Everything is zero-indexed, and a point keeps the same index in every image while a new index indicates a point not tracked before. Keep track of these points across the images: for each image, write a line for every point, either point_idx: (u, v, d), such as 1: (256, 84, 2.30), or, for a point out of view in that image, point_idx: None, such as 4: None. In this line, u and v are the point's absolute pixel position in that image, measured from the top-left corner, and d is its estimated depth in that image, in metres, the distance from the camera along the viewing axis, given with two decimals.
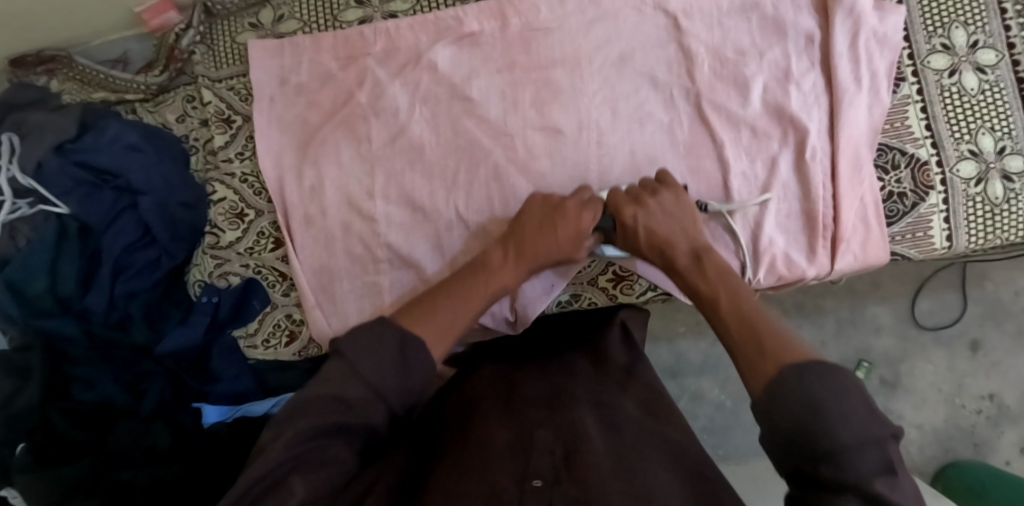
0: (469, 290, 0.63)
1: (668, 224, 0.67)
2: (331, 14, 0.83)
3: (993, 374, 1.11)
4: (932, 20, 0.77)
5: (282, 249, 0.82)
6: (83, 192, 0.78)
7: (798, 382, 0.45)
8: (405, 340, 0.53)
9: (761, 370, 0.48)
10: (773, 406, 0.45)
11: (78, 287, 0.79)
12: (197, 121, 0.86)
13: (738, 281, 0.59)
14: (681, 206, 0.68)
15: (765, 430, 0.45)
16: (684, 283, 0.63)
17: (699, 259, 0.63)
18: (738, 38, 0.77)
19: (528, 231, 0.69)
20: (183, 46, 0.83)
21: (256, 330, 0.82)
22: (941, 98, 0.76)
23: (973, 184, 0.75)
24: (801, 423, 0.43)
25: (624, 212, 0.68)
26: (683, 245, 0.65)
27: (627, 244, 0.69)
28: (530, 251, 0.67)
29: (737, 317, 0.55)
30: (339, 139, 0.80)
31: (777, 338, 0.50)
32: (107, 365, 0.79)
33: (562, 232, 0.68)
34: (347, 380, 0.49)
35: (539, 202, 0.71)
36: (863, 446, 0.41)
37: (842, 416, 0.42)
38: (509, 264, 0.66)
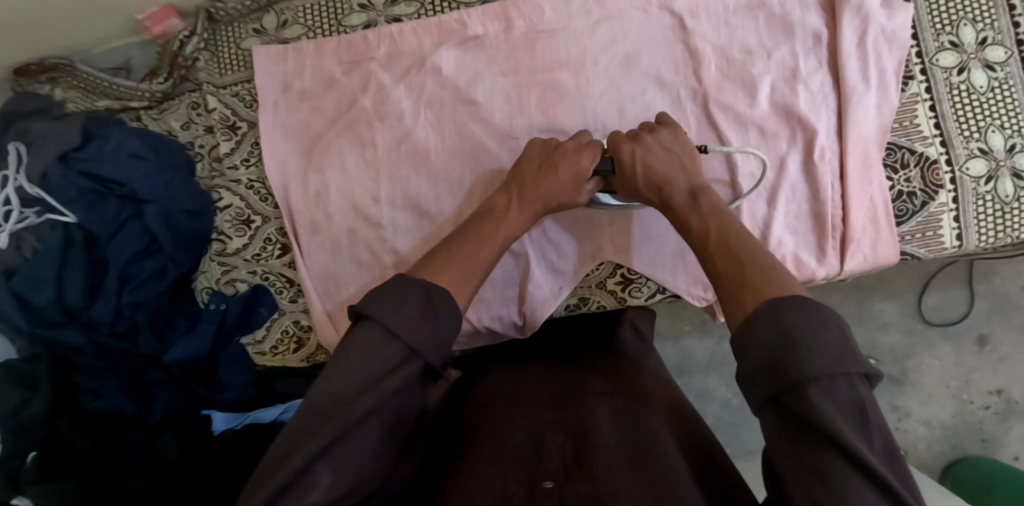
0: (480, 235, 0.64)
1: (666, 160, 0.66)
2: (334, 19, 0.83)
3: (1001, 370, 1.10)
4: (940, 17, 0.76)
5: (289, 256, 0.81)
6: (88, 201, 0.79)
7: (773, 316, 0.45)
8: (427, 298, 0.53)
9: (740, 304, 0.48)
10: (746, 336, 0.45)
11: (83, 297, 0.78)
12: (202, 128, 0.85)
13: (732, 217, 0.58)
14: (680, 144, 0.68)
15: (739, 361, 0.45)
16: (677, 220, 0.62)
17: (694, 197, 0.61)
18: (745, 37, 0.77)
19: (529, 174, 0.70)
20: (187, 53, 0.84)
21: (263, 338, 0.82)
22: (950, 96, 0.75)
23: (983, 182, 0.75)
24: (774, 353, 0.43)
25: (622, 149, 0.67)
26: (681, 183, 0.64)
27: (625, 185, 0.68)
28: (532, 195, 0.68)
29: (724, 253, 0.54)
30: (344, 145, 0.80)
31: (764, 275, 0.49)
32: (116, 375, 0.80)
33: (562, 172, 0.69)
34: (376, 338, 0.49)
35: (539, 146, 0.73)
36: (833, 381, 0.41)
37: (813, 348, 0.42)
38: (512, 210, 0.67)
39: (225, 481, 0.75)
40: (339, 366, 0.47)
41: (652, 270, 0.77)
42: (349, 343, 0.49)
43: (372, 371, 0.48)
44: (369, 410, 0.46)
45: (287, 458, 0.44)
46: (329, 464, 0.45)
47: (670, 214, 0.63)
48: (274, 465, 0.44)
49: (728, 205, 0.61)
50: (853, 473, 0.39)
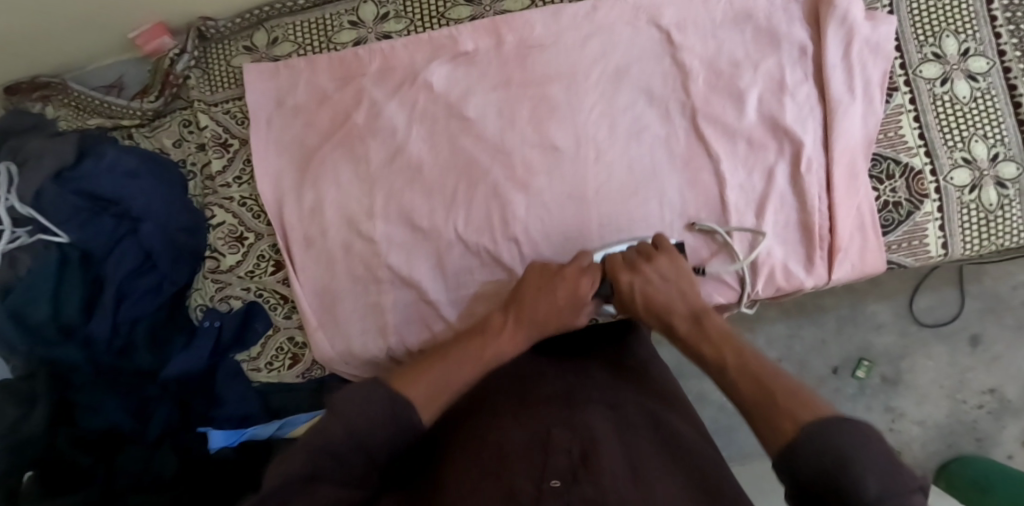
0: (465, 357, 0.61)
1: (666, 290, 0.66)
2: (325, 36, 0.83)
3: (994, 369, 1.12)
4: (923, 29, 0.77)
5: (283, 272, 0.82)
6: (83, 219, 0.79)
7: (819, 438, 0.45)
8: (396, 397, 0.52)
9: (780, 429, 0.49)
10: (797, 462, 0.46)
11: (81, 313, 0.79)
12: (194, 145, 0.85)
13: (743, 343, 0.59)
14: (677, 271, 0.68)
15: (795, 491, 0.45)
16: (686, 348, 0.63)
17: (699, 322, 0.62)
18: (732, 50, 0.77)
19: (525, 297, 0.68)
20: (179, 71, 0.83)
21: (259, 354, 0.83)
22: (934, 106, 0.77)
23: (967, 191, 0.76)
24: (830, 476, 0.43)
25: (620, 278, 0.68)
26: (682, 308, 0.65)
27: (626, 308, 0.69)
28: (529, 316, 0.66)
29: (749, 380, 0.55)
30: (338, 160, 0.80)
31: (794, 397, 0.50)
32: (113, 391, 0.78)
33: (560, 294, 0.67)
34: (332, 423, 0.48)
35: (536, 271, 0.70)
36: (893, 495, 0.41)
37: (867, 467, 0.42)
38: (506, 328, 0.65)
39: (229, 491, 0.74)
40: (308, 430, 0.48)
41: None
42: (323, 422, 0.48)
43: (356, 427, 0.48)
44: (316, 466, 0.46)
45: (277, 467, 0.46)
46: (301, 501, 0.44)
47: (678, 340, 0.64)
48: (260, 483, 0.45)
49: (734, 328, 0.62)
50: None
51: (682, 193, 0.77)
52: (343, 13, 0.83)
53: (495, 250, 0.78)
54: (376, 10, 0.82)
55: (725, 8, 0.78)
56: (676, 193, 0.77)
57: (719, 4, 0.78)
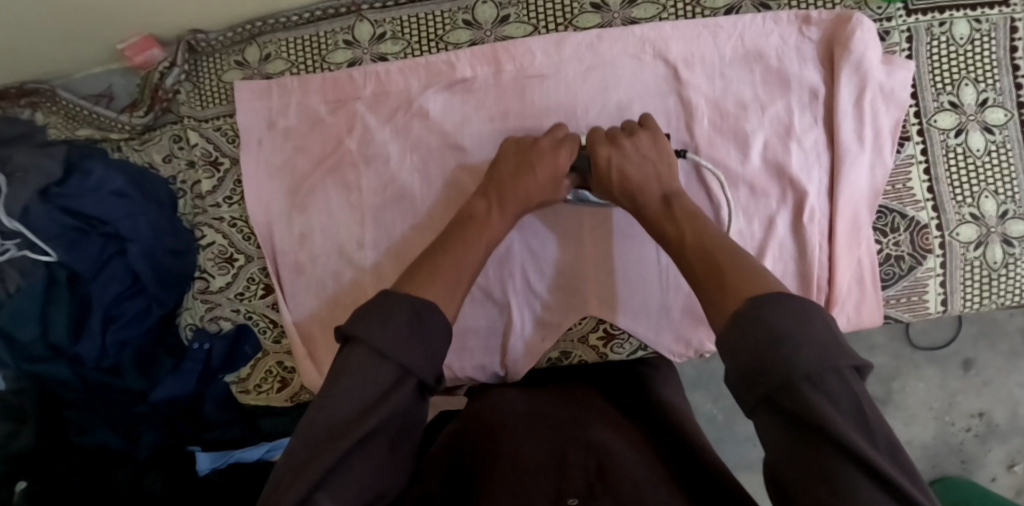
0: (465, 241, 0.66)
1: (640, 165, 0.68)
2: (319, 54, 0.80)
3: (983, 393, 1.11)
4: (941, 76, 0.74)
5: (272, 297, 0.81)
6: (69, 238, 0.77)
7: (754, 312, 0.48)
8: (415, 313, 0.54)
9: (723, 304, 0.52)
10: (736, 335, 0.48)
11: (69, 333, 0.77)
12: (184, 162, 0.83)
13: (703, 223, 0.62)
14: (657, 149, 0.70)
15: (730, 360, 0.48)
16: (652, 228, 0.66)
17: (667, 203, 0.65)
18: (740, 90, 0.75)
19: (506, 176, 0.71)
20: (167, 86, 0.81)
21: (248, 376, 0.82)
22: (946, 158, 0.74)
23: (972, 248, 0.74)
24: (763, 350, 0.45)
25: (599, 152, 0.70)
26: (653, 190, 0.67)
27: (599, 183, 0.71)
28: (513, 197, 0.70)
29: (700, 256, 0.58)
30: (330, 188, 0.79)
31: (739, 275, 0.53)
32: (102, 412, 0.81)
33: (540, 171, 0.70)
34: (369, 360, 0.50)
35: (513, 147, 0.73)
36: (822, 374, 0.43)
37: (799, 345, 0.45)
38: (494, 214, 0.69)
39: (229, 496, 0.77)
40: (341, 383, 0.49)
41: (635, 326, 0.76)
42: (348, 366, 0.50)
43: (382, 365, 0.51)
44: (373, 429, 0.49)
45: (340, 438, 0.48)
46: (351, 470, 0.48)
47: (644, 221, 0.67)
48: (305, 460, 0.47)
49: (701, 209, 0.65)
50: (864, 480, 0.41)
51: None
52: (338, 30, 0.80)
53: (487, 283, 0.77)
54: (371, 29, 0.79)
55: (734, 46, 0.75)
56: None
57: (728, 40, 0.75)
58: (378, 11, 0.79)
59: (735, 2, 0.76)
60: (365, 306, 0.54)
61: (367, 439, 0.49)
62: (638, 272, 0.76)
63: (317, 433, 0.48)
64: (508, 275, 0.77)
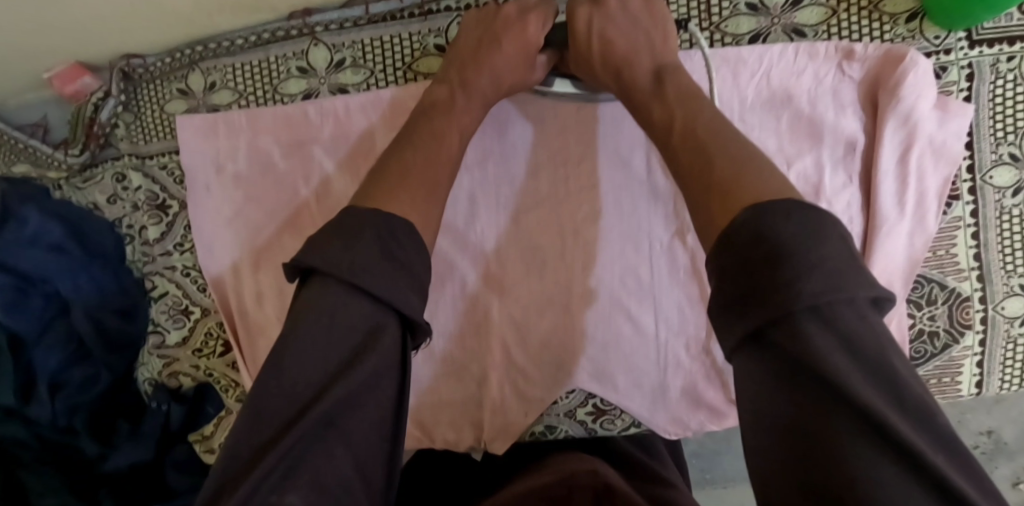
0: (430, 131, 0.59)
1: (626, 35, 0.60)
2: (270, 84, 0.69)
3: (995, 411, 0.95)
4: (1003, 122, 0.62)
5: (231, 355, 0.74)
6: (8, 301, 0.69)
7: (754, 226, 0.42)
8: (384, 233, 0.48)
9: (716, 213, 0.46)
10: (728, 252, 0.43)
11: (16, 397, 0.71)
12: (129, 206, 0.74)
13: (704, 102, 0.54)
14: (646, 12, 0.61)
15: (722, 283, 0.43)
16: (640, 106, 0.58)
17: (659, 79, 0.57)
18: (762, 139, 0.63)
19: (468, 55, 0.63)
20: (103, 120, 0.71)
21: (212, 433, 0.76)
22: (998, 222, 0.63)
23: (1018, 323, 0.65)
24: (759, 273, 0.40)
25: (578, 14, 0.61)
26: (644, 62, 0.59)
27: (577, 55, 0.62)
28: (477, 78, 0.62)
29: (691, 145, 0.51)
30: (286, 239, 0.70)
31: (733, 170, 0.47)
32: (58, 472, 0.75)
33: (507, 44, 0.61)
34: (334, 290, 0.45)
35: (475, 21, 0.64)
36: (832, 306, 0.39)
37: (807, 268, 0.39)
38: (460, 99, 0.62)
39: None
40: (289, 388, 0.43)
41: (627, 400, 0.68)
42: (317, 300, 0.45)
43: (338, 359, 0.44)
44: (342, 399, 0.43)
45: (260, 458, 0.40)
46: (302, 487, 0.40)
47: (631, 100, 0.59)
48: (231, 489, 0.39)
49: (697, 85, 0.56)
50: (883, 459, 0.35)
51: (678, 309, 0.67)
52: (290, 56, 0.68)
53: (463, 355, 0.69)
54: (328, 55, 0.68)
55: (757, 86, 0.63)
56: (674, 309, 0.67)
57: (750, 79, 0.63)
58: (335, 34, 0.67)
59: (763, 27, 0.62)
60: (322, 232, 0.48)
61: (320, 439, 0.41)
62: (634, 345, 0.67)
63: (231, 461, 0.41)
64: (484, 344, 0.69)
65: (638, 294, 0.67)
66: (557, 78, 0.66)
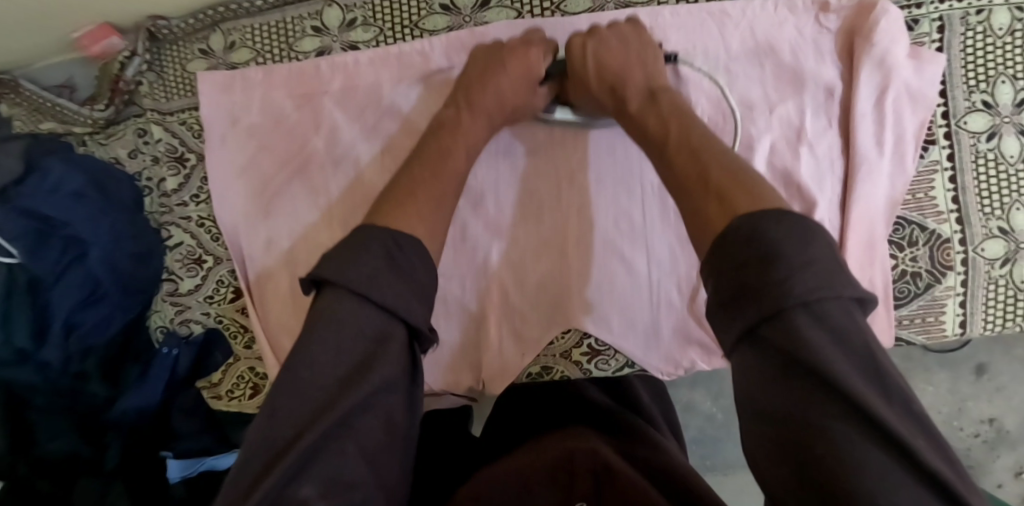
0: (437, 149, 0.63)
1: (622, 56, 0.63)
2: (286, 43, 0.74)
3: (996, 399, 0.97)
4: (975, 71, 0.66)
5: (242, 301, 0.78)
6: (29, 243, 0.71)
7: (749, 231, 0.45)
8: (392, 246, 0.51)
9: (713, 224, 0.48)
10: (722, 253, 0.45)
11: (31, 338, 0.73)
12: (149, 158, 0.79)
13: (692, 120, 0.58)
14: (640, 39, 0.65)
15: (716, 283, 0.45)
16: (635, 125, 0.61)
17: (653, 97, 0.61)
18: (747, 88, 0.67)
19: (473, 79, 0.66)
20: (128, 77, 0.76)
21: (219, 381, 0.79)
22: (975, 165, 0.66)
23: (998, 265, 0.67)
24: (753, 274, 0.42)
25: (573, 43, 0.65)
26: (638, 79, 0.62)
27: (575, 80, 0.66)
28: (481, 97, 0.65)
29: (687, 154, 0.54)
30: (297, 189, 0.74)
31: (727, 179, 0.50)
32: (68, 415, 0.78)
33: (512, 68, 0.65)
34: (345, 300, 0.47)
35: (481, 51, 0.68)
36: (823, 304, 0.41)
37: (796, 268, 0.41)
38: (465, 118, 0.65)
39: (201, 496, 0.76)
40: (315, 353, 0.45)
41: (622, 343, 0.70)
42: (335, 306, 0.47)
43: (352, 350, 0.46)
44: (372, 392, 0.45)
45: (281, 458, 0.41)
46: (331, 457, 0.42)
47: (627, 117, 0.62)
48: (264, 469, 0.42)
49: (689, 106, 0.60)
50: (872, 445, 0.37)
51: (670, 251, 0.70)
52: (305, 16, 0.73)
53: (462, 300, 0.72)
54: (341, 15, 0.73)
55: (741, 38, 0.67)
56: (666, 252, 0.70)
57: (735, 31, 0.67)
58: None
59: None
60: (337, 245, 0.51)
61: (343, 428, 0.43)
62: (628, 288, 0.70)
63: (251, 466, 0.42)
64: (485, 285, 0.71)
65: (632, 238, 0.70)
66: (560, 106, 0.70)
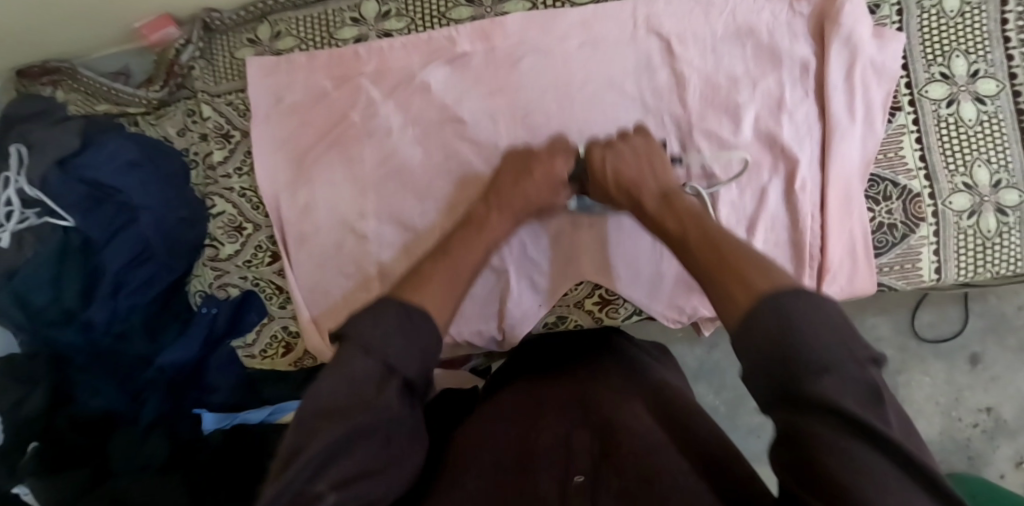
0: (462, 242, 0.64)
1: (636, 166, 0.68)
2: (327, 32, 0.83)
3: (992, 388, 1.03)
4: (932, 47, 0.75)
5: (279, 264, 0.84)
6: (84, 206, 0.80)
7: (776, 319, 0.43)
8: (406, 313, 0.51)
9: (735, 303, 0.47)
10: (747, 331, 0.44)
11: (80, 298, 0.80)
12: (197, 135, 0.86)
13: (704, 217, 0.59)
14: (650, 150, 0.69)
15: (745, 362, 0.44)
16: (651, 222, 0.63)
17: (667, 201, 0.63)
18: (732, 65, 0.77)
19: (506, 185, 0.70)
20: (183, 62, 0.85)
21: (253, 341, 0.84)
22: (937, 128, 0.75)
23: (965, 216, 0.75)
24: (777, 346, 0.42)
25: (594, 156, 0.69)
26: (651, 187, 0.65)
27: (597, 188, 0.70)
28: (511, 198, 0.69)
29: (704, 249, 0.55)
30: (333, 159, 0.81)
31: (739, 259, 0.51)
32: (108, 374, 0.82)
33: (538, 176, 0.70)
34: (365, 361, 0.47)
35: (512, 161, 0.73)
36: (840, 365, 0.40)
37: (811, 334, 0.41)
38: (493, 215, 0.68)
39: (235, 480, 0.81)
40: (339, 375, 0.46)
41: (629, 292, 0.77)
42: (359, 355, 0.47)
43: (366, 383, 0.45)
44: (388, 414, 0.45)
45: (291, 464, 0.41)
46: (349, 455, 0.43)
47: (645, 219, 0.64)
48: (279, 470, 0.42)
49: (701, 207, 0.62)
50: (894, 470, 0.37)
51: None
52: (345, 8, 0.83)
53: None
54: (377, 7, 0.83)
55: (726, 22, 0.77)
56: None
57: (720, 17, 0.77)
58: None
59: None
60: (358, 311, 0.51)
61: (354, 440, 0.43)
62: (635, 242, 0.77)
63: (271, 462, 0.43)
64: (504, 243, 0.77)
65: None
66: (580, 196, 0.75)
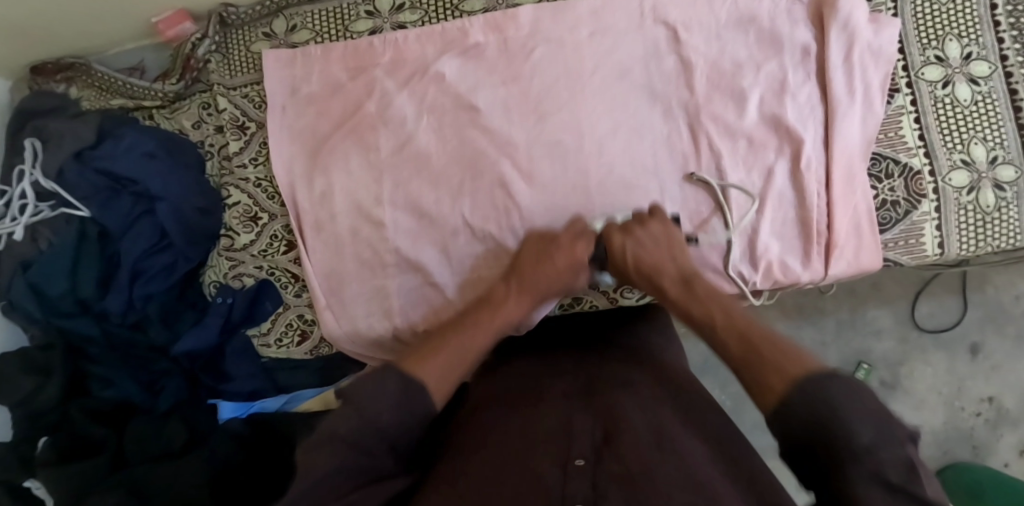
0: (473, 324, 0.62)
1: (655, 253, 0.67)
2: (341, 25, 0.86)
3: (993, 377, 1.05)
4: (926, 32, 0.79)
5: (294, 252, 0.84)
6: (101, 198, 0.82)
7: (808, 401, 0.44)
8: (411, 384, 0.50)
9: (769, 390, 0.48)
10: (783, 417, 0.45)
11: (97, 289, 0.81)
12: (212, 127, 0.89)
13: (731, 304, 0.59)
14: (669, 236, 0.69)
15: (782, 438, 0.45)
16: (674, 308, 0.64)
17: (689, 284, 0.64)
18: (736, 51, 0.80)
19: (527, 268, 0.69)
20: (199, 56, 0.86)
21: (269, 330, 0.85)
22: (935, 108, 0.78)
23: (965, 192, 0.77)
24: (819, 429, 0.42)
25: (613, 242, 0.69)
26: (672, 270, 0.66)
27: (618, 271, 0.70)
28: (529, 282, 0.67)
29: (733, 334, 0.55)
30: (349, 147, 0.82)
31: (773, 345, 0.51)
32: (125, 366, 0.83)
33: (558, 260, 0.69)
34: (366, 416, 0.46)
35: (535, 241, 0.72)
36: (878, 443, 0.40)
37: (853, 414, 0.42)
38: (511, 299, 0.66)
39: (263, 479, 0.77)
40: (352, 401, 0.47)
41: None
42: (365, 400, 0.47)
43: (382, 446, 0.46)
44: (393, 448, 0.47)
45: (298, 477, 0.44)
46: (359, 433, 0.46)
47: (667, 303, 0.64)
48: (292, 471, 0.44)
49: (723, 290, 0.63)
50: None
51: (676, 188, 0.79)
52: (359, 3, 0.86)
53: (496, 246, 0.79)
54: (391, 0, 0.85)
55: (729, 10, 0.80)
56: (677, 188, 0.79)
57: (723, 5, 0.80)
58: None
59: None
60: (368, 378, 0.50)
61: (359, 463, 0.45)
62: None
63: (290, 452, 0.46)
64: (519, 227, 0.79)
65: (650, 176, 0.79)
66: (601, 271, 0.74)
